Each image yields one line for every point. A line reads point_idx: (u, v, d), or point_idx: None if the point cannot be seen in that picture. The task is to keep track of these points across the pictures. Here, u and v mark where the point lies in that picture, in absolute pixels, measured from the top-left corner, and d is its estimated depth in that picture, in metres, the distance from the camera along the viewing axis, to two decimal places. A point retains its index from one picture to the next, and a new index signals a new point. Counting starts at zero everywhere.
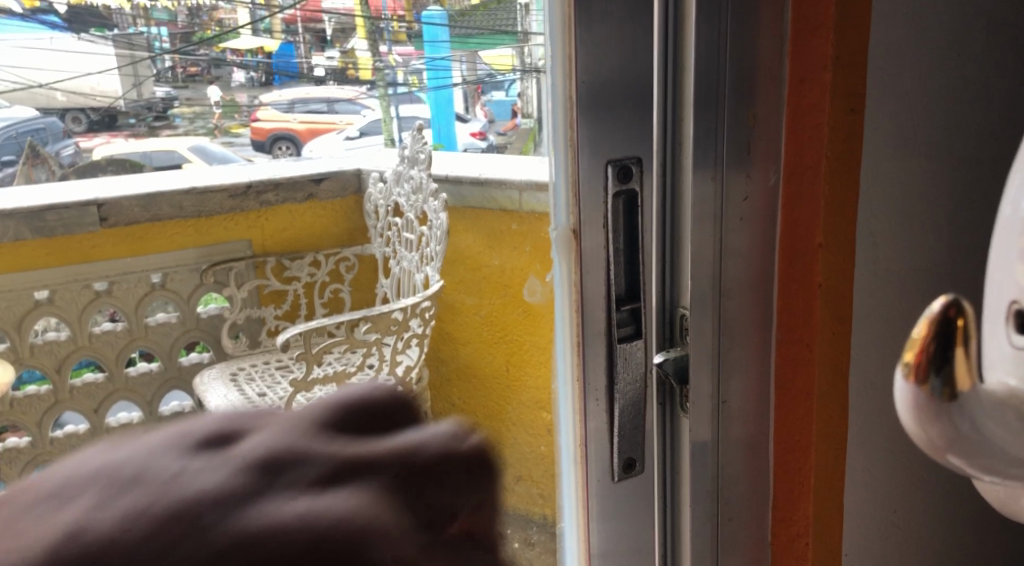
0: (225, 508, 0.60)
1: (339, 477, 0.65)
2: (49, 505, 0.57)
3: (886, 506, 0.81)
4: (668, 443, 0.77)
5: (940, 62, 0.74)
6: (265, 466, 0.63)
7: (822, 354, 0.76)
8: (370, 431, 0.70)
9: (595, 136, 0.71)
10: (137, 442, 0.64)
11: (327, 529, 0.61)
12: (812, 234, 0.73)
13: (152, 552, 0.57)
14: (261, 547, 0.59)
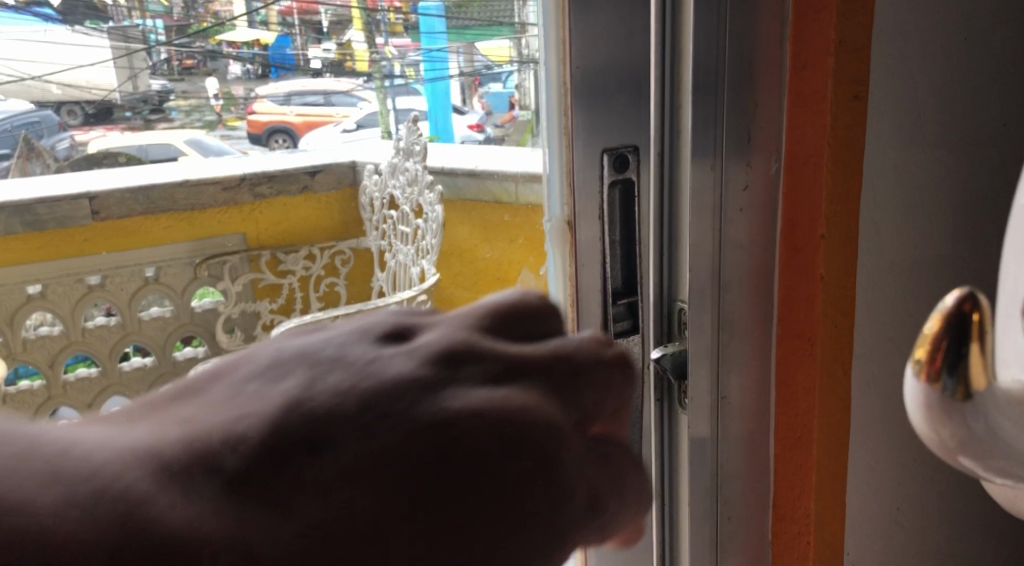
0: (381, 401, 0.47)
1: (481, 376, 0.49)
2: (194, 393, 0.49)
3: (890, 503, 0.79)
4: (667, 436, 0.76)
5: (950, 45, 0.71)
6: (442, 356, 0.50)
7: (824, 350, 0.73)
8: (558, 362, 0.52)
9: (589, 124, 0.69)
10: (320, 329, 0.55)
11: (510, 420, 0.47)
12: (814, 225, 0.70)
13: (332, 465, 0.44)
14: (391, 457, 0.45)
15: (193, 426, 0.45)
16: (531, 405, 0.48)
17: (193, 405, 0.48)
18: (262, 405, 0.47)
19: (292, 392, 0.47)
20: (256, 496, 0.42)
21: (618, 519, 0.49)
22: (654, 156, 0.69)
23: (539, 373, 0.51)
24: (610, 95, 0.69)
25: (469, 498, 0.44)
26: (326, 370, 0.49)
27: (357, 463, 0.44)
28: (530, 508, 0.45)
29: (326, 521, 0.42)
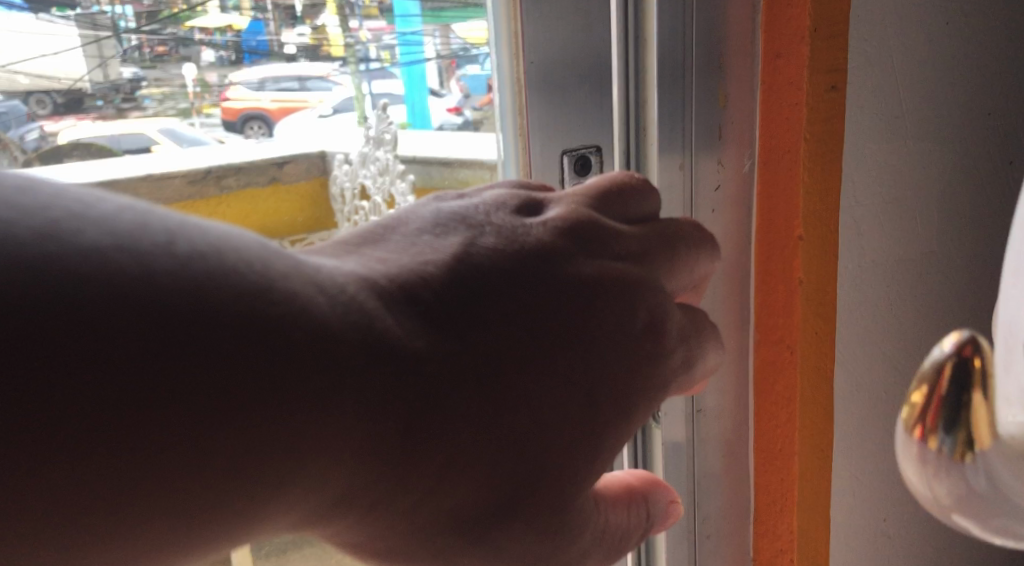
0: (544, 251, 0.53)
1: (608, 248, 0.55)
2: (389, 231, 0.53)
3: (877, 513, 0.74)
4: (641, 451, 0.71)
5: (941, 26, 0.66)
6: (570, 228, 0.55)
7: (805, 358, 0.69)
8: (665, 230, 0.58)
9: (546, 122, 0.66)
10: (464, 192, 0.57)
11: (624, 282, 0.54)
12: (792, 224, 0.67)
13: (513, 295, 0.50)
14: (553, 296, 0.51)
15: (398, 259, 0.50)
16: (643, 274, 0.55)
17: (394, 241, 0.52)
18: (462, 244, 0.51)
19: (480, 237, 0.52)
20: (461, 320, 0.49)
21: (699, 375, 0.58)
22: (619, 153, 0.66)
23: (648, 245, 0.57)
24: (565, 90, 0.65)
25: (599, 340, 0.52)
26: (508, 234, 0.53)
27: (523, 291, 0.51)
28: (633, 357, 0.53)
29: (493, 348, 0.49)
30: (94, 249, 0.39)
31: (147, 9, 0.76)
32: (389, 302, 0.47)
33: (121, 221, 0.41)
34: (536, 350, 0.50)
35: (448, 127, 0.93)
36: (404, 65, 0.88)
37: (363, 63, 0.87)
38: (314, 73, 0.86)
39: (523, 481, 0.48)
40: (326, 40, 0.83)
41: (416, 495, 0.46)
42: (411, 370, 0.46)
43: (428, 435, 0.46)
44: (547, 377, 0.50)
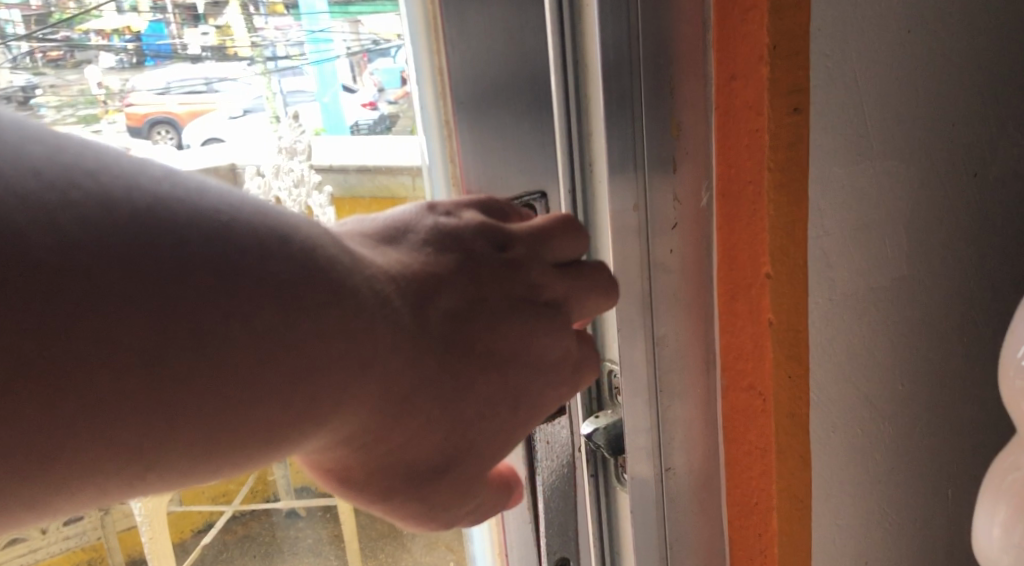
0: (492, 279, 0.52)
1: (537, 290, 0.54)
2: (401, 240, 0.52)
3: (859, 559, 0.68)
4: (605, 509, 0.66)
5: (903, 36, 0.60)
6: (531, 252, 0.54)
7: (777, 406, 0.61)
8: (587, 274, 0.55)
9: (483, 166, 0.58)
10: (446, 203, 0.55)
11: (561, 315, 0.54)
12: (758, 260, 0.59)
13: (470, 311, 0.50)
14: (507, 315, 0.51)
15: (411, 263, 0.50)
16: (564, 324, 0.54)
17: (399, 247, 0.51)
18: (437, 264, 0.51)
19: (451, 260, 0.51)
20: (443, 323, 0.49)
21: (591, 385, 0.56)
22: (564, 194, 0.60)
23: (572, 291, 0.55)
24: (503, 125, 0.58)
25: (537, 359, 0.52)
26: (471, 261, 0.52)
27: (482, 303, 0.51)
28: (543, 390, 0.53)
29: (456, 362, 0.49)
30: (190, 226, 0.41)
31: (35, 12, 0.62)
32: (400, 295, 0.48)
33: (245, 217, 0.43)
34: (488, 363, 0.50)
35: (364, 126, 0.72)
36: (315, 65, 0.68)
37: (271, 61, 0.68)
38: (221, 73, 0.68)
39: (448, 463, 0.50)
40: (234, 40, 0.66)
41: (394, 447, 0.48)
42: (414, 352, 0.47)
43: (418, 410, 0.48)
44: (495, 379, 0.51)
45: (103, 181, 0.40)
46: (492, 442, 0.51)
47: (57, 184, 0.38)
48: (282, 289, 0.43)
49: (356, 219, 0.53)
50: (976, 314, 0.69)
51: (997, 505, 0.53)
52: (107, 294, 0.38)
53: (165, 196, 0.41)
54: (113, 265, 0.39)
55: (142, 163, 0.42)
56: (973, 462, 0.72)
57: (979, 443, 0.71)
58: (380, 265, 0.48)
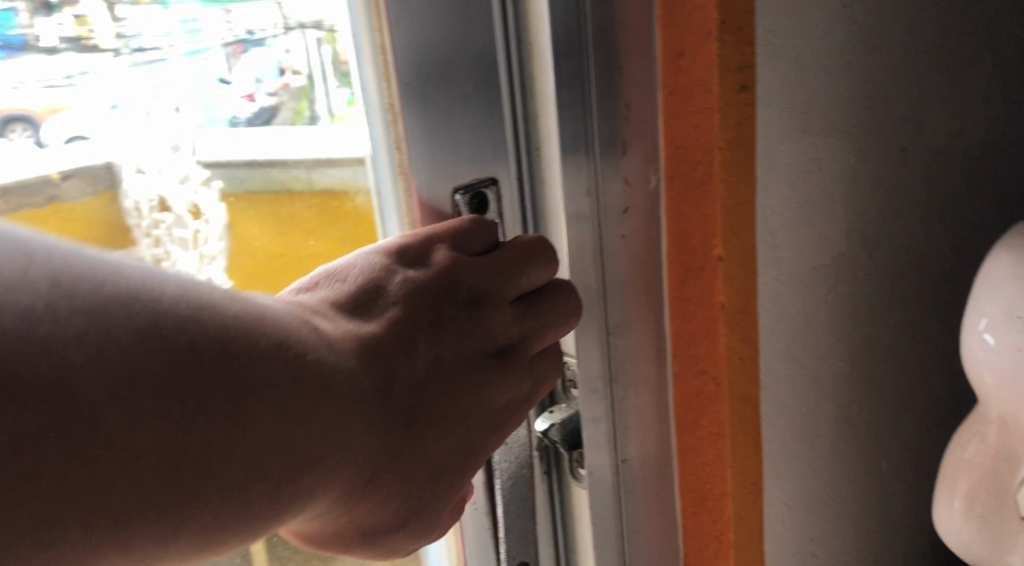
0: (453, 339, 0.51)
1: (494, 338, 0.53)
2: (372, 300, 0.49)
3: (805, 535, 0.68)
4: (557, 506, 0.65)
5: (841, 10, 0.60)
6: (489, 300, 0.53)
7: (731, 387, 0.60)
8: (544, 310, 0.55)
9: (431, 154, 0.57)
10: (417, 240, 0.53)
11: (515, 364, 0.54)
12: (710, 241, 0.58)
13: (429, 382, 0.49)
14: (463, 374, 0.51)
15: (375, 334, 0.48)
16: (517, 367, 0.54)
17: (367, 313, 0.49)
18: (404, 332, 0.49)
19: (416, 326, 0.49)
20: (407, 394, 0.48)
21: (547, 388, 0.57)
22: (513, 182, 0.58)
23: (527, 332, 0.55)
24: (446, 106, 0.56)
25: (488, 406, 0.52)
26: (435, 323, 0.50)
27: (443, 366, 0.50)
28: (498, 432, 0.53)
29: (413, 443, 0.47)
30: (198, 336, 0.39)
31: None
32: (365, 368, 0.46)
33: (219, 310, 0.41)
34: (447, 423, 0.49)
35: (243, 122, 0.60)
36: (185, 57, 0.57)
37: (137, 52, 0.56)
38: (86, 68, 0.55)
39: (406, 521, 0.49)
40: (94, 31, 0.55)
41: (356, 516, 0.47)
42: (380, 432, 0.46)
43: (384, 482, 0.46)
44: (452, 438, 0.50)
45: (135, 314, 0.38)
46: (447, 497, 0.50)
47: (99, 323, 0.37)
48: (239, 357, 0.40)
49: (320, 277, 0.50)
50: (909, 292, 0.70)
51: (957, 480, 0.58)
52: (105, 384, 0.37)
53: (184, 317, 0.39)
54: (122, 374, 0.37)
55: (158, 280, 0.40)
56: (912, 438, 0.73)
57: (913, 415, 0.73)
58: (341, 339, 0.46)
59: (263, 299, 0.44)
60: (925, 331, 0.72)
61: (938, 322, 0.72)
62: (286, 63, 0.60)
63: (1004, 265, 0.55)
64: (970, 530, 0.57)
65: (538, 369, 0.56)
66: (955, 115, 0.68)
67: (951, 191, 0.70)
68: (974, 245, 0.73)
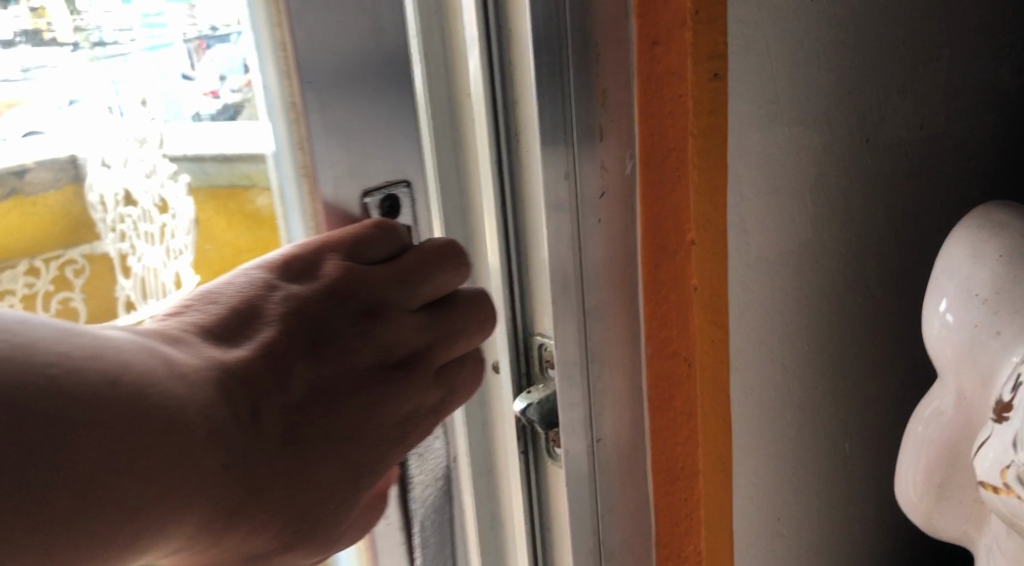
0: (334, 357, 0.52)
1: (389, 350, 0.55)
2: (244, 324, 0.50)
3: (773, 514, 0.70)
4: (535, 490, 0.66)
5: (807, 3, 0.62)
6: (380, 314, 0.54)
7: (702, 367, 0.62)
8: (456, 316, 0.58)
9: (336, 154, 0.57)
10: (307, 253, 0.54)
11: (407, 376, 0.55)
12: (683, 227, 0.60)
13: (307, 403, 0.50)
14: (348, 393, 0.52)
15: (245, 359, 0.48)
16: (413, 377, 0.55)
17: (240, 337, 0.50)
18: (276, 355, 0.49)
19: (292, 347, 0.50)
20: (277, 421, 0.48)
21: (458, 393, 0.58)
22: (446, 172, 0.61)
23: (435, 339, 0.57)
24: (348, 111, 0.57)
25: (378, 423, 0.53)
26: (311, 344, 0.51)
27: (324, 386, 0.51)
28: (393, 447, 0.54)
29: (287, 466, 0.48)
30: (48, 379, 0.40)
31: None
32: (227, 400, 0.46)
33: (81, 357, 0.42)
34: (331, 443, 0.50)
35: (206, 118, 0.60)
36: (148, 51, 0.58)
37: (98, 46, 0.57)
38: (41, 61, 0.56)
39: (290, 544, 0.49)
40: (52, 25, 0.55)
41: (226, 547, 0.46)
42: (243, 460, 0.45)
43: (249, 514, 0.46)
44: (340, 456, 0.50)
45: None
46: (337, 518, 0.50)
47: None
48: (81, 401, 0.41)
49: (199, 297, 0.51)
50: (869, 279, 0.72)
51: (918, 456, 0.60)
52: None
53: (32, 364, 0.40)
54: None
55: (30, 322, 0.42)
56: (869, 419, 0.75)
57: (875, 396, 0.75)
58: (193, 368, 0.46)
59: (109, 332, 0.45)
60: (886, 315, 0.74)
61: (897, 306, 0.75)
62: (247, 61, 0.58)
63: (967, 251, 0.58)
64: (931, 502, 0.60)
65: (447, 378, 0.58)
66: (915, 107, 0.71)
67: (911, 181, 0.73)
68: (929, 233, 0.75)
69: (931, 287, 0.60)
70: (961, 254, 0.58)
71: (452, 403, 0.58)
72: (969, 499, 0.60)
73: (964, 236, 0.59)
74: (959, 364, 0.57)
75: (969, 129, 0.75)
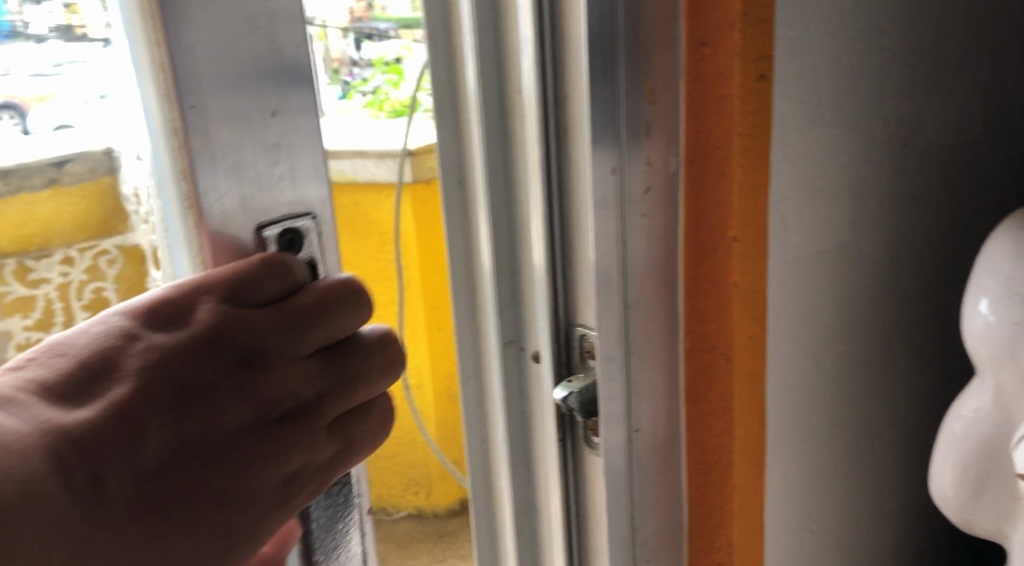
0: (203, 412, 0.47)
1: (272, 403, 0.50)
2: (97, 379, 0.46)
3: (802, 510, 0.71)
4: (571, 475, 0.66)
5: (852, 8, 0.63)
6: (263, 365, 0.49)
7: (740, 361, 0.64)
8: (354, 362, 0.53)
9: (226, 185, 0.50)
10: (180, 297, 0.49)
11: (292, 434, 0.50)
12: (724, 225, 0.62)
13: (166, 468, 0.46)
14: (217, 451, 0.47)
15: (91, 422, 0.45)
16: (301, 431, 0.50)
17: (91, 395, 0.46)
18: (132, 414, 0.45)
19: (154, 405, 0.46)
20: (122, 490, 0.44)
21: (358, 442, 0.54)
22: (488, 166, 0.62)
23: (326, 387, 0.52)
24: (232, 136, 0.50)
25: (255, 484, 0.48)
26: (177, 400, 0.47)
27: (188, 447, 0.46)
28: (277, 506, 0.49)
29: (133, 540, 0.44)
30: None
31: None
32: (59, 470, 0.43)
33: None
34: (190, 511, 0.46)
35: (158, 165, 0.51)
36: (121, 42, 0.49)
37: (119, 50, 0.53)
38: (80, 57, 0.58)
39: None
40: None
41: None
42: (77, 538, 0.43)
43: None
44: (206, 522, 0.46)
45: None
46: None
47: None
48: None
49: (57, 342, 0.48)
50: (904, 279, 0.73)
51: (956, 453, 0.62)
52: None
53: None
54: None
55: None
56: (901, 420, 0.76)
57: (908, 396, 0.76)
58: (21, 440, 0.43)
59: None
60: (920, 317, 0.75)
61: (931, 308, 0.76)
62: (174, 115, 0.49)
63: (1001, 251, 0.59)
64: (968, 499, 0.62)
65: (344, 427, 0.53)
66: (955, 113, 0.72)
67: (948, 186, 0.74)
68: (966, 237, 0.77)
69: (968, 286, 0.62)
70: (998, 255, 0.59)
71: (347, 453, 0.53)
72: (1006, 499, 0.61)
73: (999, 237, 0.60)
74: (998, 363, 0.59)
75: (1006, 136, 0.77)
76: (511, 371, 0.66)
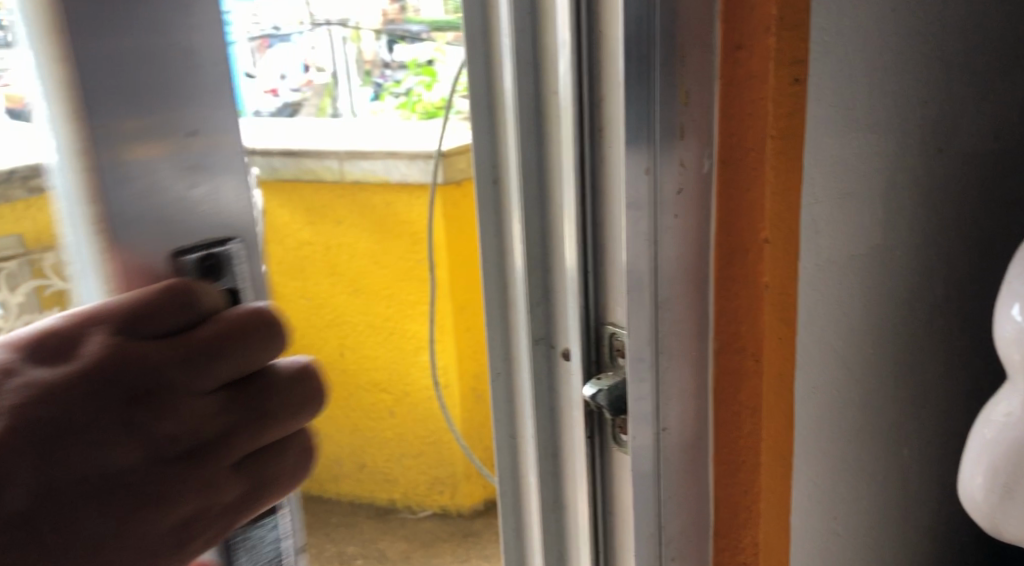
0: (82, 455, 0.41)
1: (168, 443, 0.43)
2: None
3: (828, 514, 0.71)
4: (598, 470, 0.67)
5: (888, 12, 0.64)
6: (158, 402, 0.43)
7: (769, 364, 0.65)
8: (267, 398, 0.47)
9: (131, 209, 0.45)
10: (66, 328, 0.43)
11: (189, 478, 0.43)
12: (757, 226, 0.62)
13: (39, 515, 0.39)
14: (97, 499, 0.41)
15: None
16: (200, 477, 0.44)
17: None
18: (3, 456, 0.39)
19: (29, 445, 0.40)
20: None
21: (266, 488, 0.47)
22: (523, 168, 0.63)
23: (231, 425, 0.46)
24: (148, 154, 0.45)
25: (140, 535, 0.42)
26: (53, 440, 0.40)
27: (63, 492, 0.40)
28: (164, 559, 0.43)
29: None
30: None
31: None
32: None
33: None
34: None
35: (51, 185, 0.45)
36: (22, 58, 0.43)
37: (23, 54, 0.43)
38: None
39: None
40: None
41: None
42: None
43: None
44: None
45: None
46: None
47: None
48: None
49: None
50: (936, 285, 0.73)
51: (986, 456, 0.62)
52: None
53: None
54: None
55: None
56: (929, 426, 0.76)
57: (937, 402, 0.76)
58: None
59: None
60: (951, 323, 0.75)
61: (961, 315, 0.76)
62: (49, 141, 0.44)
63: None
64: (996, 503, 0.62)
65: (251, 469, 0.47)
66: (989, 119, 0.72)
67: (981, 193, 0.74)
68: (998, 244, 0.77)
69: (1001, 289, 0.61)
70: None
71: (252, 500, 0.47)
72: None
73: None
74: None
75: None
76: (542, 369, 0.67)
